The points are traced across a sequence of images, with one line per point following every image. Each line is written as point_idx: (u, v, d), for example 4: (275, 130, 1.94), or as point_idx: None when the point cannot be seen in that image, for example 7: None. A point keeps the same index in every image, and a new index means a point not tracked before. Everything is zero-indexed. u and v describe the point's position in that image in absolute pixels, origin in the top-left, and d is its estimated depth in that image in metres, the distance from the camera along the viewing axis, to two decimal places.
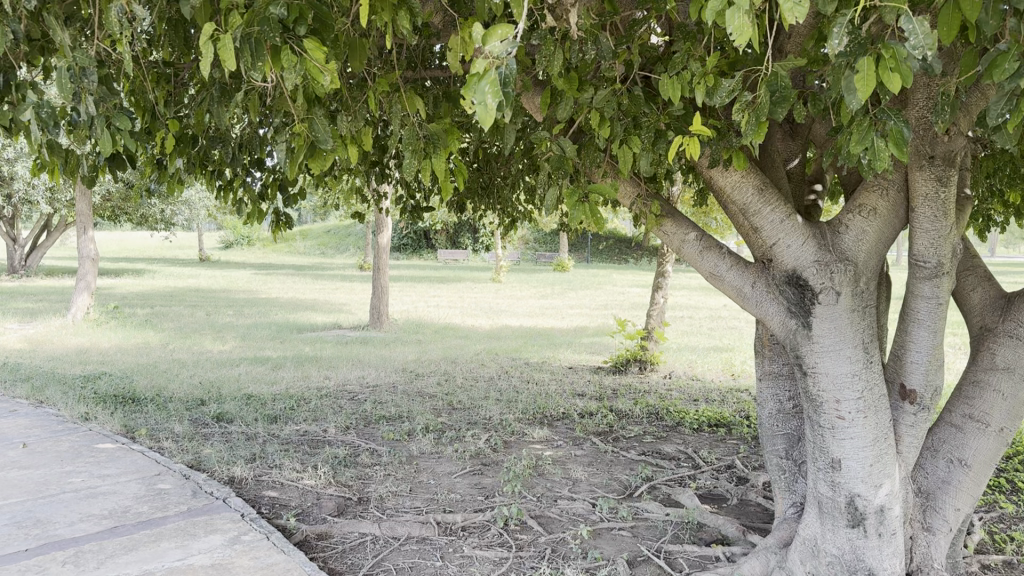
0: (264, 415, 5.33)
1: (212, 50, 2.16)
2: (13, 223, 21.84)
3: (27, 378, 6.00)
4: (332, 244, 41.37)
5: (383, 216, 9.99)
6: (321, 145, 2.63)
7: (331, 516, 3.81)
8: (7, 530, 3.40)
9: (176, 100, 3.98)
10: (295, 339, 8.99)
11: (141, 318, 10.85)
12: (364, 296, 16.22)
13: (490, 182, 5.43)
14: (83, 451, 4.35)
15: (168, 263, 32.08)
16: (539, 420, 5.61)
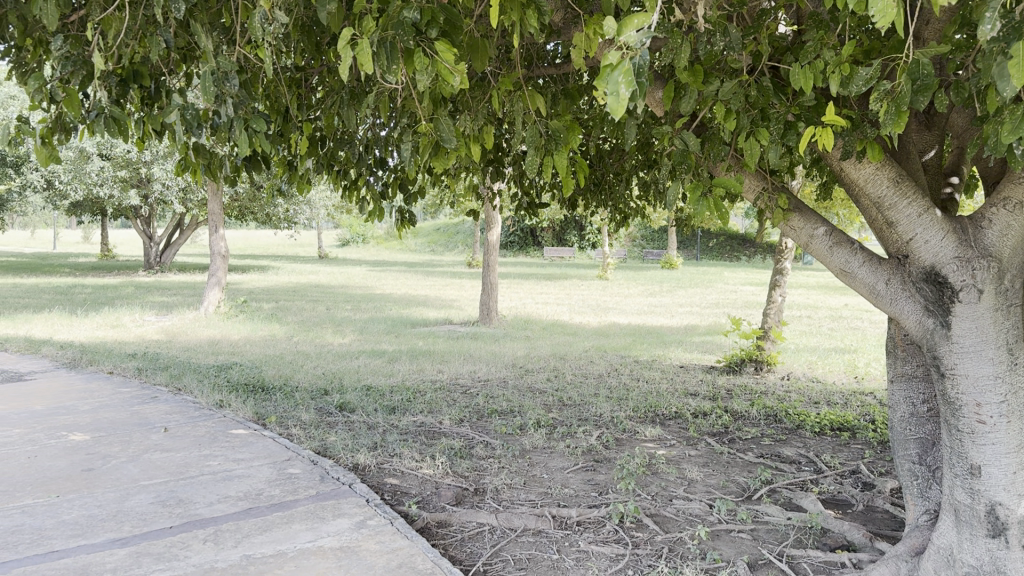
0: (383, 406, 5.51)
1: (350, 54, 2.20)
2: (150, 221, 23.32)
3: (166, 367, 6.41)
4: (441, 241, 42.26)
5: (493, 213, 10.12)
6: (447, 141, 2.67)
7: (450, 505, 3.89)
8: (153, 508, 3.64)
9: (307, 102, 4.15)
10: (410, 334, 9.24)
11: (266, 312, 11.39)
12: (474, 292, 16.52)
13: (603, 179, 5.42)
14: (218, 436, 4.61)
15: (286, 259, 33.53)
16: (651, 419, 5.56)
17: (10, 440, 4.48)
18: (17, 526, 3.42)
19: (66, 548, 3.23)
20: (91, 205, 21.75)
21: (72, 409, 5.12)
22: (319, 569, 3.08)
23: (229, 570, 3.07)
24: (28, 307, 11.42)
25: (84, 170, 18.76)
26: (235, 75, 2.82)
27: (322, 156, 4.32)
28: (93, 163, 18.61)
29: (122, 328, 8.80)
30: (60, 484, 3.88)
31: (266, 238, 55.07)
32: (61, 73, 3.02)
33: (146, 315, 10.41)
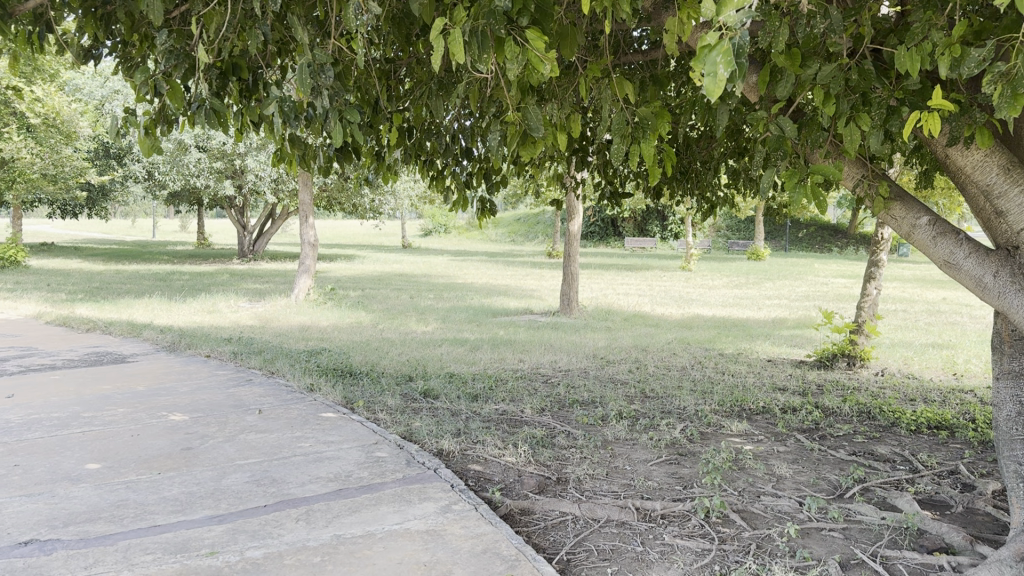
0: (465, 393, 5.58)
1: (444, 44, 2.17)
2: (244, 211, 24.18)
3: (259, 351, 6.64)
4: (522, 231, 42.44)
5: (575, 203, 10.09)
6: (536, 131, 2.65)
7: (533, 493, 3.91)
8: (249, 486, 3.78)
9: (396, 94, 4.19)
10: (491, 323, 9.31)
11: (353, 299, 11.68)
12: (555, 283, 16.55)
13: (691, 167, 5.31)
14: (309, 419, 4.75)
15: (370, 249, 34.23)
16: (737, 413, 5.46)
17: (116, 419, 4.72)
18: (123, 501, 3.60)
19: (167, 523, 3.38)
20: (189, 196, 22.69)
21: (172, 390, 5.36)
22: (406, 552, 3.14)
23: (320, 549, 3.17)
24: (132, 293, 11.99)
25: (183, 161, 19.60)
26: (329, 67, 2.86)
27: (410, 147, 4.37)
28: (192, 153, 19.42)
29: (218, 314, 9.16)
30: (162, 462, 4.07)
31: (350, 227, 56.32)
32: (165, 67, 3.11)
33: (240, 301, 10.81)
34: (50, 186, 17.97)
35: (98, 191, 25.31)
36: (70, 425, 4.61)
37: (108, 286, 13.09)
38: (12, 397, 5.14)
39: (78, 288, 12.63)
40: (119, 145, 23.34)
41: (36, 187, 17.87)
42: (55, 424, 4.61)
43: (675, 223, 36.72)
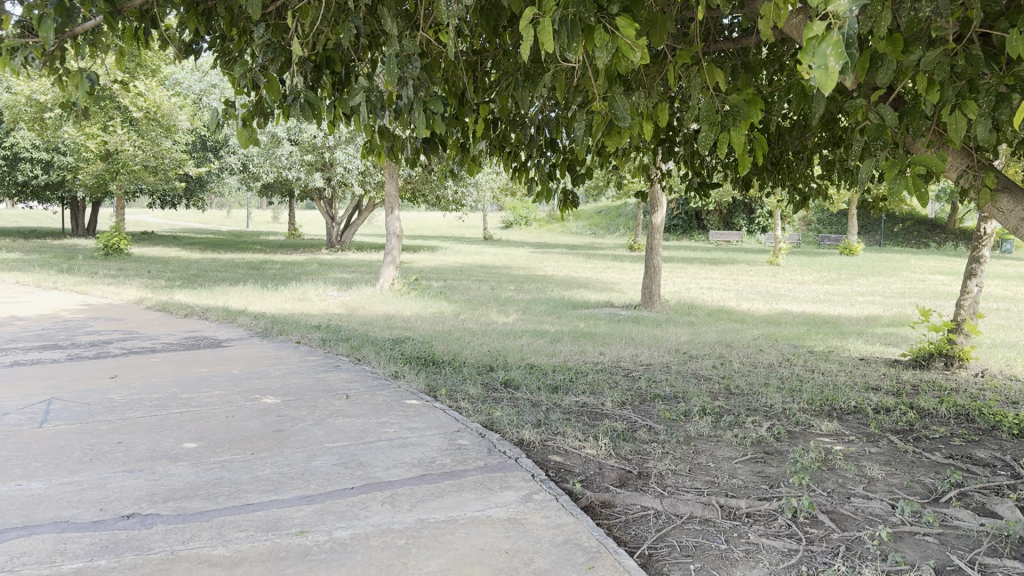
0: (546, 384, 5.59)
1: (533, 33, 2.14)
2: (332, 202, 24.82)
3: (346, 338, 6.81)
4: (603, 223, 42.21)
5: (658, 195, 9.96)
6: (623, 121, 2.62)
7: (614, 486, 3.88)
8: (337, 469, 3.89)
9: (483, 85, 4.21)
10: (571, 315, 9.30)
11: (436, 290, 11.85)
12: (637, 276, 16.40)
13: (782, 158, 5.16)
14: (393, 405, 4.85)
15: (453, 240, 34.63)
16: (827, 412, 5.31)
17: (211, 400, 4.92)
18: (218, 479, 3.75)
19: (259, 502, 3.51)
20: (280, 187, 23.43)
21: (264, 373, 5.56)
22: (488, 538, 3.17)
23: (405, 532, 3.23)
24: (226, 280, 12.46)
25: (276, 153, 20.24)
26: (419, 58, 2.89)
27: (494, 139, 4.37)
28: (284, 146, 20.03)
29: (307, 302, 9.44)
30: (255, 443, 4.23)
31: (433, 219, 57.06)
32: (263, 60, 3.22)
33: (328, 290, 11.11)
34: (151, 177, 18.80)
35: (196, 182, 26.36)
36: (169, 405, 4.83)
37: (205, 274, 13.63)
38: (116, 377, 5.43)
39: (177, 276, 13.20)
40: (215, 138, 24.26)
41: (138, 178, 18.70)
42: (155, 404, 4.84)
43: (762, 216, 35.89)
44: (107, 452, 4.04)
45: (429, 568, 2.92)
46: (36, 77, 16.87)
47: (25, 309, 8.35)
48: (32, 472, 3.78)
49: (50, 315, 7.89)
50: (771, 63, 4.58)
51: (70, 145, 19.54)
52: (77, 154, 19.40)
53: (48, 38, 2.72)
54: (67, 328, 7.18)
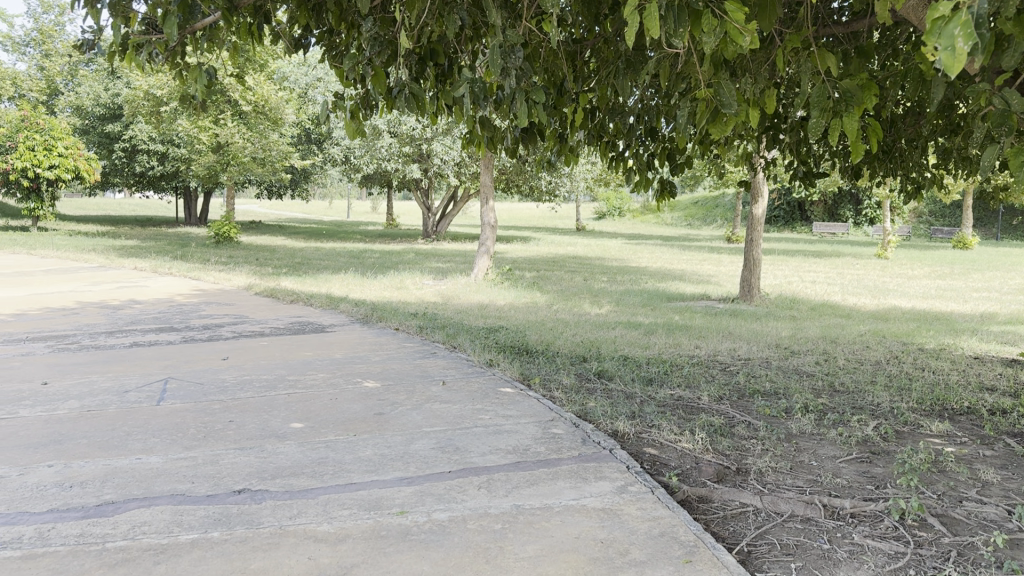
0: (640, 376, 5.54)
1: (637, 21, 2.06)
2: (428, 193, 25.25)
3: (442, 326, 6.93)
4: (699, 215, 41.45)
5: (760, 186, 9.72)
6: (730, 109, 2.55)
7: (711, 480, 3.81)
8: (434, 453, 3.97)
9: (584, 75, 4.16)
10: (666, 307, 9.19)
11: (529, 280, 11.90)
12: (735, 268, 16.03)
13: (895, 146, 4.92)
14: (488, 392, 4.91)
15: (545, 232, 34.77)
16: (938, 412, 5.07)
17: (315, 383, 5.10)
18: (322, 458, 3.89)
19: (361, 482, 3.62)
20: (380, 178, 23.98)
21: (364, 358, 5.72)
22: (584, 527, 3.18)
23: (501, 517, 3.27)
24: (328, 268, 12.87)
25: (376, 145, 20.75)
26: (522, 47, 2.87)
27: (593, 128, 4.34)
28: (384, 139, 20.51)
29: (404, 290, 9.65)
30: (357, 425, 4.35)
31: (527, 211, 57.35)
32: (371, 53, 3.29)
33: (425, 279, 11.32)
34: (260, 168, 19.54)
35: (300, 174, 27.34)
36: (276, 386, 5.03)
37: (309, 262, 14.11)
38: (227, 359, 5.68)
39: (282, 263, 13.73)
40: (318, 131, 25.02)
41: (247, 170, 19.43)
42: (263, 385, 5.05)
43: (870, 207, 34.47)
44: (219, 430, 4.24)
45: (525, 553, 2.95)
46: (155, 73, 17.77)
47: (144, 293, 8.83)
48: (151, 447, 4.00)
49: (166, 299, 8.34)
50: (884, 47, 4.38)
51: (184, 139, 20.53)
52: (190, 146, 20.36)
53: (172, 35, 2.85)
54: (182, 311, 7.56)
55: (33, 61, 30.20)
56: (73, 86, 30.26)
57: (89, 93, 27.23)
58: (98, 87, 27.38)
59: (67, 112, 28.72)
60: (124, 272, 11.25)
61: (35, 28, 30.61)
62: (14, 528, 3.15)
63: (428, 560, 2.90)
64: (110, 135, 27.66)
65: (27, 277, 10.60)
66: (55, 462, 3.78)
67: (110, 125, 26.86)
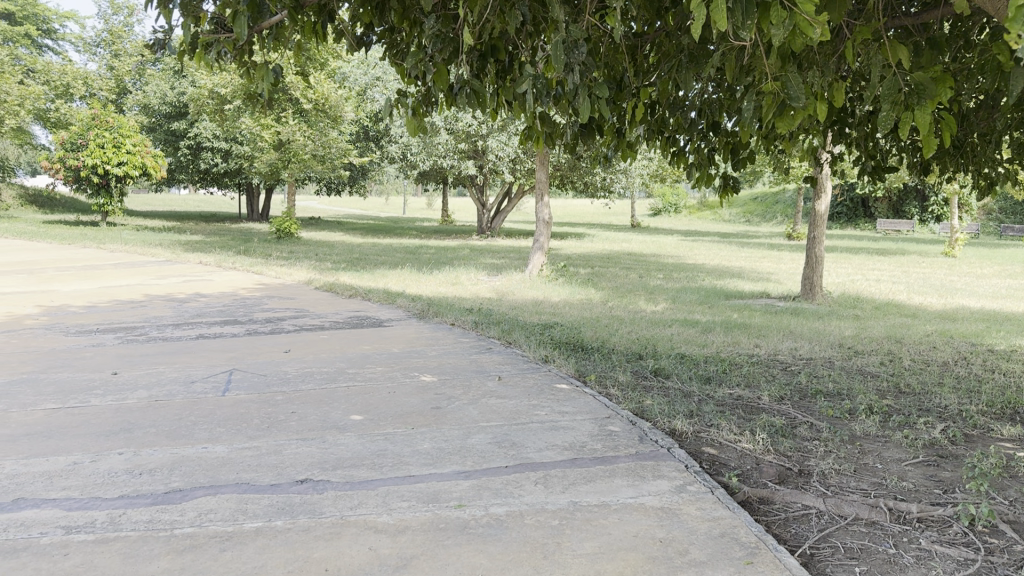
0: (698, 375, 5.48)
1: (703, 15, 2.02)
2: (483, 189, 25.37)
3: (498, 321, 6.95)
4: (758, 211, 40.80)
5: (823, 182, 9.53)
6: (798, 103, 2.48)
7: (772, 482, 3.74)
8: (491, 447, 3.98)
9: (644, 70, 4.10)
10: (724, 305, 9.08)
11: (585, 277, 11.86)
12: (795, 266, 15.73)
13: (967, 140, 4.75)
14: (544, 388, 4.91)
15: (600, 228, 34.69)
16: (1009, 416, 4.89)
17: (374, 376, 5.17)
18: (381, 450, 3.94)
19: (420, 474, 3.65)
20: (436, 175, 24.18)
21: (421, 353, 5.77)
22: (642, 526, 3.16)
23: (559, 513, 3.27)
24: (384, 264, 13.03)
25: (433, 142, 20.95)
26: (585, 42, 2.84)
27: (654, 123, 4.30)
28: (441, 136, 20.69)
29: (460, 285, 9.71)
30: (414, 418, 4.40)
31: (581, 207, 57.32)
32: (433, 49, 3.30)
33: (480, 275, 11.38)
34: (320, 166, 19.83)
35: (358, 171, 27.74)
36: (336, 379, 5.11)
37: (367, 258, 14.30)
38: (289, 351, 5.80)
39: (341, 259, 13.96)
40: (376, 128, 25.34)
41: (307, 167, 19.75)
42: (324, 378, 5.13)
43: (937, 203, 33.47)
44: (282, 421, 4.32)
45: (583, 550, 2.94)
46: (220, 73, 18.22)
47: (209, 287, 9.06)
48: (216, 436, 4.10)
49: (230, 293, 8.55)
50: (957, 38, 4.24)
51: (247, 136, 21.01)
52: (251, 144, 20.82)
53: (241, 34, 2.92)
54: (245, 305, 7.73)
55: (104, 61, 31.26)
56: (141, 85, 31.22)
57: (156, 93, 28.07)
58: (165, 86, 28.20)
59: (136, 110, 29.67)
60: (189, 266, 11.57)
61: (106, 29, 31.60)
62: (88, 512, 3.25)
63: (486, 553, 2.91)
64: (176, 134, 28.47)
65: (99, 270, 11.00)
66: (126, 450, 3.90)
67: (176, 123, 27.67)
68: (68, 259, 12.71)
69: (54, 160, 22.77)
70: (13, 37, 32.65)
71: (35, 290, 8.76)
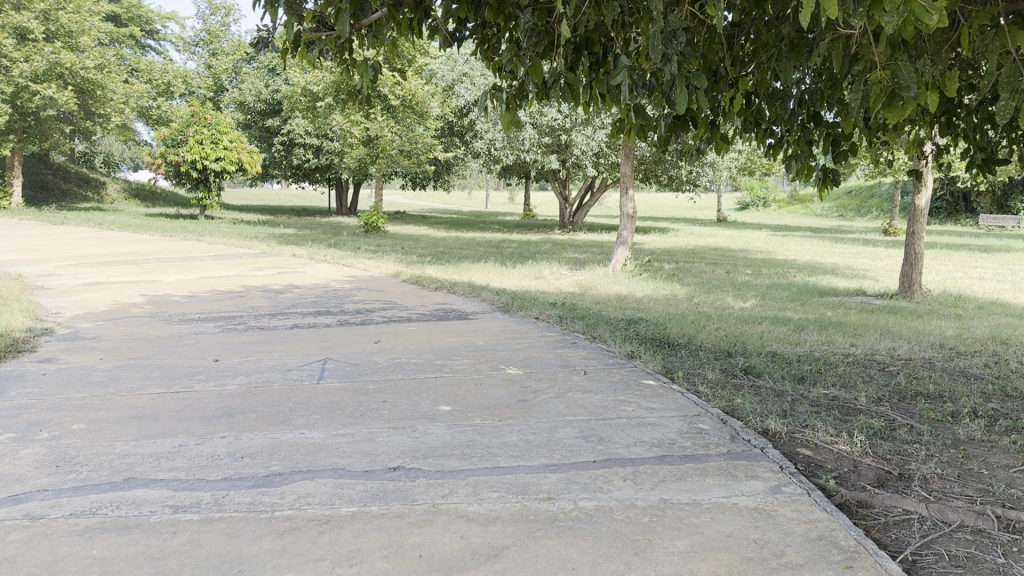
0: (791, 374, 5.34)
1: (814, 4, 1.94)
2: (565, 183, 25.34)
3: (583, 316, 6.94)
4: (850, 205, 39.51)
5: (924, 176, 9.16)
6: (910, 94, 2.37)
7: (871, 486, 3.62)
8: (579, 441, 3.98)
9: (740, 60, 3.98)
10: (817, 302, 8.84)
11: (669, 272, 11.74)
12: (892, 263, 15.16)
13: None
14: (631, 384, 4.88)
15: (686, 222, 34.24)
16: None
17: (461, 368, 5.24)
18: (470, 441, 3.98)
19: (508, 466, 3.68)
20: (519, 169, 24.31)
21: (507, 346, 5.81)
22: (736, 526, 3.11)
23: (649, 510, 3.25)
24: (470, 258, 13.15)
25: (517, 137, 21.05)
26: (684, 32, 2.76)
27: (750, 113, 4.20)
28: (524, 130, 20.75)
29: (543, 280, 9.73)
30: (502, 410, 4.43)
31: (664, 201, 56.68)
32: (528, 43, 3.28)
33: (564, 269, 11.39)
34: (406, 161, 20.14)
35: (442, 166, 28.10)
36: (425, 370, 5.19)
37: (451, 252, 14.49)
38: (379, 342, 5.92)
39: (427, 252, 14.17)
40: (460, 123, 25.62)
41: (394, 163, 20.12)
42: (413, 369, 5.22)
43: None
44: (374, 410, 4.42)
45: (674, 548, 2.91)
46: (312, 71, 18.79)
47: (301, 278, 9.34)
48: (312, 423, 4.23)
49: (322, 285, 8.79)
50: None
51: (337, 132, 21.55)
52: (340, 139, 21.33)
53: (343, 31, 2.98)
54: (336, 296, 7.94)
55: (203, 61, 32.59)
56: (237, 84, 32.38)
57: (252, 90, 29.11)
58: (259, 84, 29.18)
59: (232, 108, 30.81)
60: (283, 258, 11.95)
61: (204, 29, 32.88)
62: (194, 493, 3.40)
63: (577, 547, 2.91)
64: (270, 130, 29.41)
65: (198, 261, 11.47)
66: (228, 434, 4.05)
67: (269, 120, 28.59)
68: (169, 251, 13.30)
69: (157, 155, 23.87)
70: (119, 38, 34.35)
71: (142, 280, 9.21)
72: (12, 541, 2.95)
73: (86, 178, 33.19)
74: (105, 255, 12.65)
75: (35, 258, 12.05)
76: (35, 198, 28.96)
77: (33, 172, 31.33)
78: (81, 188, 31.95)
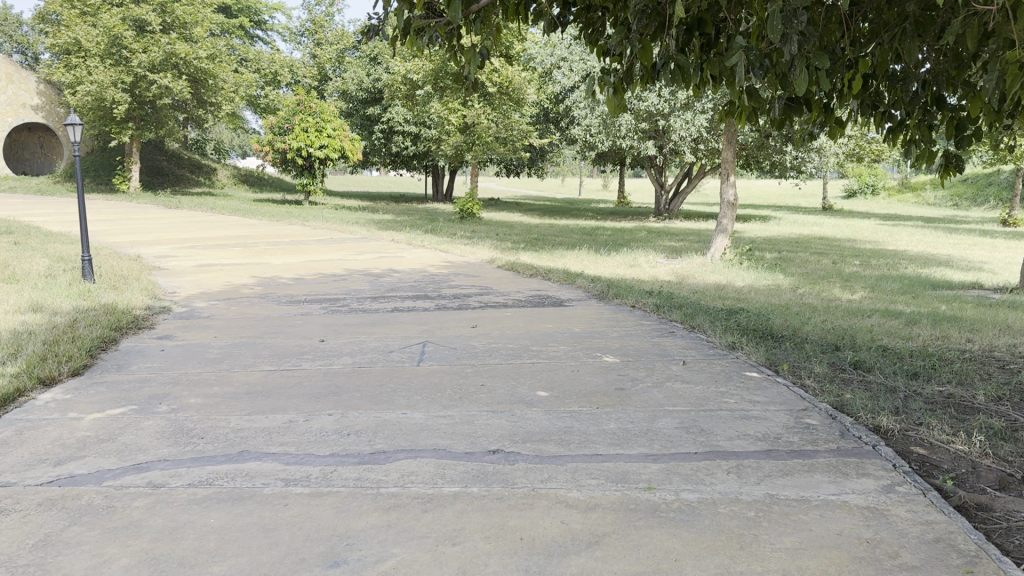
0: (902, 369, 5.13)
1: None
2: (662, 170, 25.01)
3: (681, 305, 6.84)
4: (965, 194, 37.56)
5: None
6: None
7: (992, 488, 3.45)
8: (679, 432, 3.93)
9: (857, 38, 3.82)
10: (930, 296, 8.43)
11: (770, 261, 11.43)
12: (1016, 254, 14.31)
13: None
14: (733, 376, 4.79)
15: (788, 210, 33.31)
16: None
17: (558, 354, 5.25)
18: (569, 428, 3.99)
19: (608, 454, 3.68)
20: (614, 155, 24.12)
21: (603, 334, 5.78)
22: (846, 524, 3.01)
23: (754, 504, 3.18)
24: (565, 244, 13.13)
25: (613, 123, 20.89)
26: (806, 11, 2.67)
27: (867, 96, 4.03)
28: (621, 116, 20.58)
29: (638, 268, 9.64)
30: (600, 398, 4.42)
31: (762, 188, 55.20)
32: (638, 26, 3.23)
33: (660, 258, 11.25)
34: (501, 147, 20.21)
35: (537, 153, 28.14)
36: (522, 356, 5.22)
37: (547, 239, 14.52)
38: (476, 327, 5.99)
39: (523, 239, 14.23)
40: (554, 110, 25.56)
41: (490, 150, 20.21)
42: (510, 354, 5.26)
43: None
44: (473, 393, 4.48)
45: (781, 544, 2.85)
46: (412, 60, 19.10)
47: (400, 263, 9.53)
48: (414, 404, 4.31)
49: (420, 269, 8.94)
50: None
51: (434, 119, 21.85)
52: (437, 126, 21.60)
53: (457, 17, 3.00)
54: (434, 281, 8.06)
55: (308, 51, 33.65)
56: (339, 72, 33.25)
57: (354, 79, 29.90)
58: (360, 73, 29.85)
59: (334, 96, 31.68)
60: (382, 243, 12.22)
61: (310, 20, 33.93)
62: (303, 467, 3.52)
63: (679, 538, 2.88)
64: (370, 118, 30.10)
65: (303, 245, 11.85)
66: (334, 412, 4.18)
67: (370, 109, 29.29)
68: (275, 235, 13.81)
69: (264, 142, 24.82)
70: (231, 29, 35.79)
71: (251, 262, 9.59)
72: (136, 507, 3.13)
73: (198, 163, 34.79)
74: (218, 237, 13.23)
75: (153, 239, 12.71)
76: (151, 183, 30.56)
77: (149, 159, 33.05)
78: (193, 173, 33.52)
